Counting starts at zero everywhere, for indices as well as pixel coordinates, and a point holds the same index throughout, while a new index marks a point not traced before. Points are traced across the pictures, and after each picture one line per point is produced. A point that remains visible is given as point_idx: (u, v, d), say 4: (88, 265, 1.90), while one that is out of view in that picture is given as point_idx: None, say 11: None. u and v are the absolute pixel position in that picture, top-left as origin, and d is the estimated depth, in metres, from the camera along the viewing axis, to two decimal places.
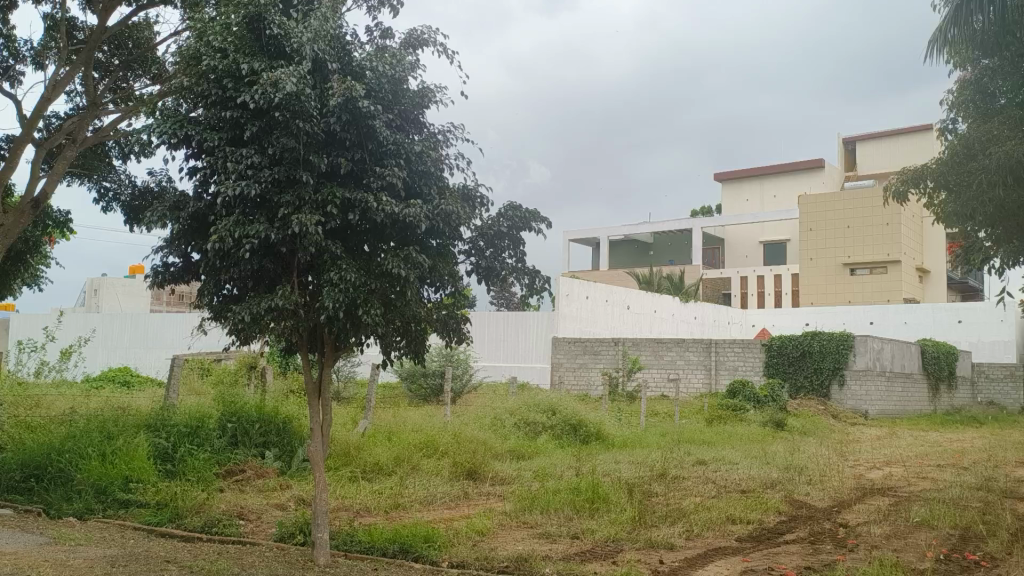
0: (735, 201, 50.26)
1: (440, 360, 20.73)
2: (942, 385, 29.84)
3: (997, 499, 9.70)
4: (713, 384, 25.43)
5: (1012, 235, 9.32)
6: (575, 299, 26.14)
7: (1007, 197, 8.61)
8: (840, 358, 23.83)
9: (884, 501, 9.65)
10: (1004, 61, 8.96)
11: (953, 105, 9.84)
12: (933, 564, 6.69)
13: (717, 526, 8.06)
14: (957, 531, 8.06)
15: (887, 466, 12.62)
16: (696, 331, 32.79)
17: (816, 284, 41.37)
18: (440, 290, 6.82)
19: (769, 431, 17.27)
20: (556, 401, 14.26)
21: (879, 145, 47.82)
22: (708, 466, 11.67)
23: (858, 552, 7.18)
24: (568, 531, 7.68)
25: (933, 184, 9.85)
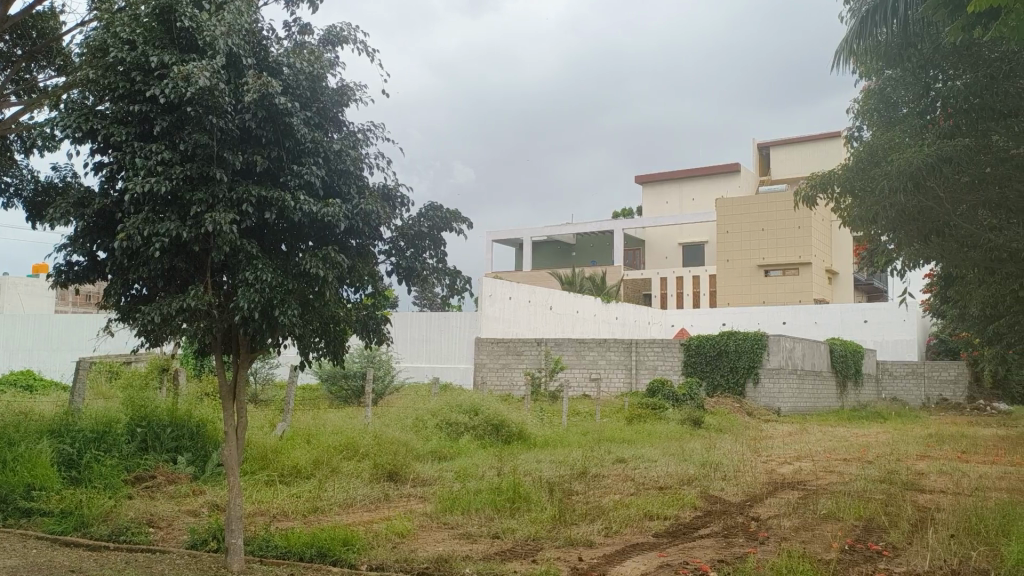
0: (655, 204, 51.23)
1: (361, 361, 20.51)
2: (850, 382, 30.98)
3: (899, 491, 10.15)
4: (633, 383, 25.82)
5: (913, 240, 9.70)
6: (498, 300, 26.21)
7: (907, 203, 8.91)
8: (754, 357, 24.55)
9: (793, 496, 9.98)
10: (906, 72, 9.37)
11: (861, 113, 10.35)
12: (838, 555, 6.97)
13: (635, 522, 8.19)
14: (861, 523, 8.40)
15: (797, 461, 13.05)
16: (617, 331, 33.27)
17: (732, 285, 42.46)
18: (360, 291, 6.78)
19: (687, 429, 17.66)
20: (477, 401, 14.27)
21: (792, 151, 49.38)
22: (627, 464, 11.85)
23: (768, 545, 7.41)
24: (488, 531, 7.71)
25: (840, 189, 10.26)
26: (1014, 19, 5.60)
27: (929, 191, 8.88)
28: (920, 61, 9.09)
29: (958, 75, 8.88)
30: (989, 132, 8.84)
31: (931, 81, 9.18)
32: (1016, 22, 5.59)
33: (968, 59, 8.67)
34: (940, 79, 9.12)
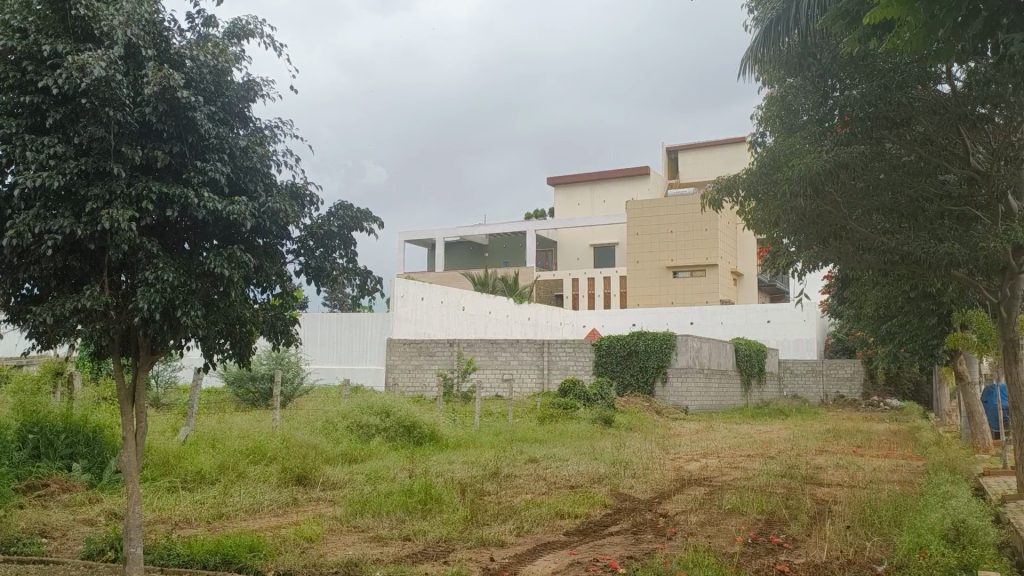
0: (568, 205, 51.81)
1: (269, 363, 20.03)
2: (754, 380, 31.98)
3: (799, 484, 10.55)
4: (545, 383, 26.00)
5: (811, 243, 10.22)
6: (410, 300, 26.01)
7: (807, 207, 9.40)
8: (663, 357, 25.26)
9: (699, 491, 10.23)
10: (806, 81, 9.67)
11: (764, 120, 10.63)
12: (741, 548, 7.19)
13: (546, 521, 8.26)
14: (763, 516, 8.68)
15: (703, 458, 13.41)
16: (530, 332, 33.45)
17: (642, 286, 43.29)
18: (268, 291, 6.63)
19: (597, 428, 17.92)
20: (389, 403, 14.13)
21: (699, 155, 50.68)
22: (539, 464, 11.90)
23: (675, 540, 7.58)
24: (399, 533, 7.63)
25: (744, 193, 10.55)
26: (906, 33, 5.81)
27: (827, 197, 9.34)
28: (819, 70, 9.41)
29: (854, 85, 9.20)
30: (883, 140, 9.27)
31: (829, 90, 9.52)
32: (909, 35, 5.81)
33: (863, 69, 8.99)
34: (837, 88, 9.43)
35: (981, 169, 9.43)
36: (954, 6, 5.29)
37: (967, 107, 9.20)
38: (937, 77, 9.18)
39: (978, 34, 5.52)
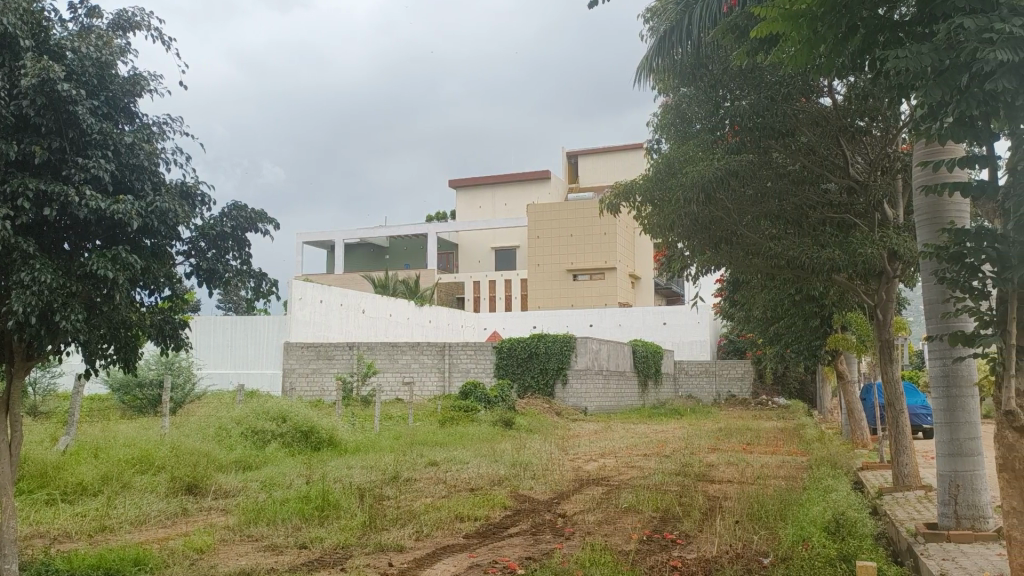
0: (469, 208, 51.95)
1: (158, 369, 19.25)
2: (650, 381, 32.73)
3: (692, 482, 10.87)
4: (446, 386, 25.94)
5: (704, 248, 10.49)
6: (309, 303, 25.44)
7: (699, 213, 9.61)
8: (563, 359, 25.76)
9: (597, 491, 10.42)
10: (699, 90, 9.95)
11: (659, 127, 10.86)
12: (637, 545, 7.36)
13: (445, 524, 8.23)
14: (659, 514, 8.89)
15: (601, 458, 13.65)
16: (431, 335, 33.31)
17: (543, 289, 43.78)
18: (155, 294, 6.42)
19: (498, 430, 18.03)
20: (286, 407, 13.83)
21: (598, 160, 51.62)
22: (438, 467, 11.89)
23: (573, 540, 7.69)
24: (294, 541, 7.47)
25: (640, 199, 10.73)
26: (791, 48, 6.06)
27: (718, 204, 9.64)
28: (711, 81, 9.68)
29: (742, 96, 9.58)
30: (770, 149, 9.69)
31: (720, 100, 9.76)
32: (793, 51, 6.10)
33: (752, 81, 9.33)
34: (728, 99, 9.75)
35: (860, 178, 10.09)
36: (834, 22, 5.56)
37: (846, 120, 9.81)
38: (820, 90, 9.74)
39: (858, 51, 5.71)
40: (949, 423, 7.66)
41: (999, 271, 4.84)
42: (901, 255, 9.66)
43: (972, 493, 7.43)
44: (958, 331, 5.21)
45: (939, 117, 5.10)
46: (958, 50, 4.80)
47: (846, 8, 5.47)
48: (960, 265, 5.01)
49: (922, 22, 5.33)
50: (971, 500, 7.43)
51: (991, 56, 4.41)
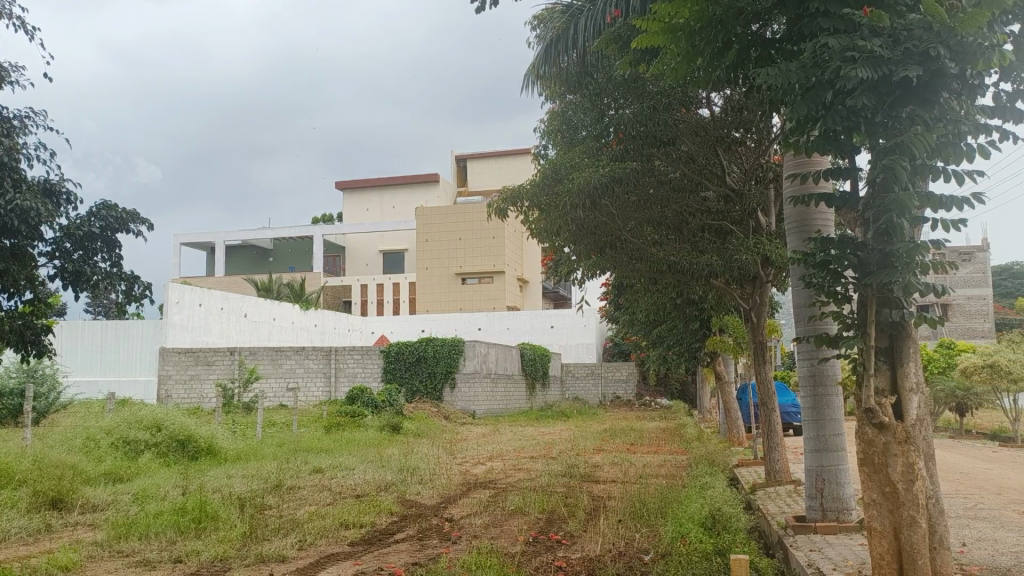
0: (356, 210, 51.38)
1: (19, 376, 18.11)
2: (538, 384, 33.05)
3: (577, 483, 11.06)
4: (332, 391, 25.50)
5: (589, 252, 10.71)
6: (187, 307, 24.48)
7: (585, 218, 9.80)
8: (451, 362, 25.82)
9: (484, 494, 10.46)
10: (584, 98, 10.10)
11: (546, 133, 11.00)
12: (522, 547, 7.42)
13: (330, 533, 8.07)
14: (544, 515, 9.01)
15: (489, 461, 13.70)
16: (316, 339, 32.64)
17: (432, 292, 43.65)
18: (16, 298, 6.20)
19: (385, 435, 17.85)
20: (161, 415, 13.26)
21: (486, 164, 51.91)
22: (324, 474, 11.67)
23: (460, 544, 7.70)
24: (170, 555, 7.17)
25: (528, 204, 10.81)
26: (670, 61, 6.25)
27: (603, 210, 9.84)
28: (595, 89, 9.86)
29: (625, 106, 9.80)
30: (652, 158, 9.96)
31: (604, 108, 9.99)
32: (673, 64, 6.25)
33: (634, 91, 9.61)
34: (612, 108, 9.95)
35: (736, 187, 10.52)
36: (711, 37, 5.79)
37: (723, 130, 10.17)
38: (699, 102, 10.08)
39: (732, 66, 5.96)
40: (815, 420, 8.07)
41: (860, 276, 5.15)
42: (773, 260, 10.19)
43: (836, 486, 7.86)
44: (823, 334, 5.50)
45: (807, 130, 5.38)
46: (824, 68, 5.02)
47: (720, 23, 5.71)
48: (825, 271, 5.30)
49: (790, 41, 5.56)
50: (834, 493, 7.85)
51: (853, 74, 4.67)
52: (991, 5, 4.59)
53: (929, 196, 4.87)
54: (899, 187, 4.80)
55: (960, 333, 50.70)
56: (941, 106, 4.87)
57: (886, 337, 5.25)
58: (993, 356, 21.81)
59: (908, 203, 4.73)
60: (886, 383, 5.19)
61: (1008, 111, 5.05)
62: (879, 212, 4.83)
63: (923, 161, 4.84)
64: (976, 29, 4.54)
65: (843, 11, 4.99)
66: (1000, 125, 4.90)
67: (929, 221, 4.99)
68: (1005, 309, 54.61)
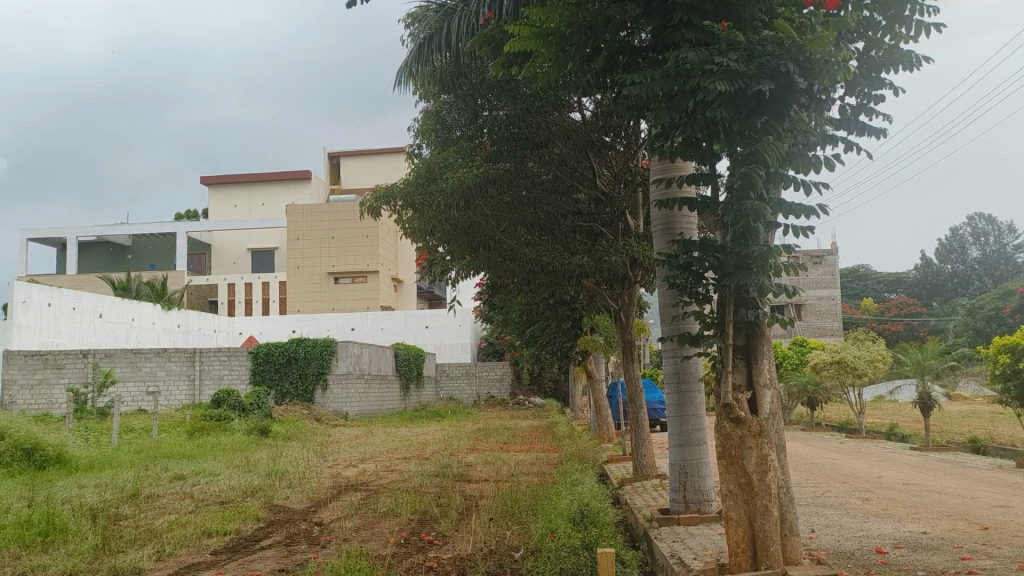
0: (223, 206, 49.64)
1: None
2: (412, 384, 32.84)
3: (450, 483, 11.06)
4: (196, 395, 24.47)
5: (463, 252, 10.67)
6: (34, 307, 22.82)
7: (459, 218, 9.73)
8: (324, 363, 25.47)
9: (355, 497, 10.29)
10: (458, 98, 10.07)
11: (420, 133, 10.93)
12: (393, 549, 7.35)
13: (191, 542, 7.75)
14: (416, 516, 8.97)
15: (361, 463, 13.52)
16: (179, 341, 31.25)
17: (303, 292, 42.68)
18: None
19: (251, 439, 17.32)
20: (4, 423, 12.37)
21: (360, 162, 51.23)
22: (186, 481, 11.20)
23: (329, 548, 7.54)
24: (13, 571, 6.69)
25: (400, 203, 10.65)
26: (542, 64, 6.38)
27: (477, 210, 9.81)
28: (469, 90, 9.82)
29: (499, 106, 9.85)
30: (525, 159, 10.10)
31: (478, 109, 10.00)
32: (544, 67, 6.36)
33: (508, 93, 9.68)
34: (486, 109, 9.97)
35: (606, 191, 10.82)
36: (580, 43, 5.94)
37: (593, 134, 10.43)
38: (571, 106, 10.28)
39: (601, 71, 6.10)
40: (679, 416, 8.36)
41: (719, 278, 5.39)
42: (641, 261, 10.55)
43: (697, 479, 8.22)
44: (686, 334, 5.73)
45: (671, 137, 5.58)
46: (685, 78, 5.19)
47: (589, 29, 5.87)
48: (687, 273, 5.53)
49: (654, 50, 5.75)
50: (697, 486, 8.21)
51: (711, 86, 4.88)
52: (836, 26, 4.89)
53: (781, 203, 5.15)
54: (754, 194, 5.04)
55: (811, 332, 53.89)
56: (792, 119, 5.16)
57: (743, 335, 5.51)
58: (839, 353, 23.31)
59: (762, 210, 4.97)
60: (742, 379, 5.44)
61: (852, 123, 5.40)
62: (737, 217, 5.07)
63: (775, 169, 5.12)
64: (823, 47, 4.81)
65: (704, 24, 5.19)
66: (844, 137, 5.24)
67: (781, 226, 5.27)
68: (851, 309, 58.44)
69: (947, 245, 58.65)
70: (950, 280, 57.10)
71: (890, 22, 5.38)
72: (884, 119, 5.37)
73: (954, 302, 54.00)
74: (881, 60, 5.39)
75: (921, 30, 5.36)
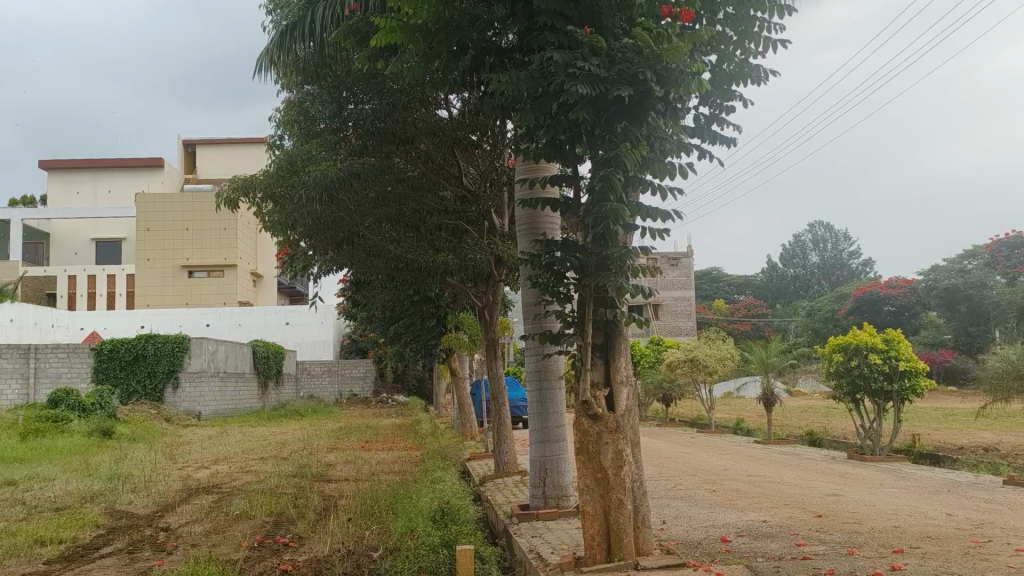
0: (64, 193, 46.63)
1: None
2: (270, 382, 31.83)
3: (308, 483, 10.81)
4: (30, 395, 22.81)
5: (326, 246, 10.43)
6: None
7: (322, 212, 9.49)
8: (174, 362, 24.18)
9: (206, 500, 9.89)
10: (322, 89, 9.83)
11: (282, 123, 10.63)
12: (245, 552, 7.09)
13: (20, 551, 7.21)
14: (271, 518, 8.69)
15: (214, 464, 13.00)
16: (13, 337, 28.97)
17: (152, 285, 40.76)
18: None
19: (93, 441, 16.33)
20: None
21: (217, 151, 49.24)
22: (17, 487, 10.41)
23: (175, 554, 7.20)
24: None
25: (260, 195, 10.30)
26: (407, 60, 6.32)
27: (341, 205, 9.63)
28: (334, 81, 9.60)
29: (364, 100, 9.71)
30: (391, 155, 10.01)
31: (343, 102, 9.80)
32: (409, 63, 6.30)
33: (374, 87, 9.55)
34: (351, 102, 9.80)
35: (471, 189, 10.88)
36: (446, 40, 5.95)
37: (460, 132, 10.43)
38: (438, 103, 10.24)
39: (468, 69, 6.13)
40: (540, 413, 8.48)
41: (580, 278, 5.52)
42: (505, 260, 10.70)
43: (556, 475, 8.39)
44: (547, 332, 5.83)
45: (535, 138, 5.65)
46: (550, 81, 5.28)
47: (456, 27, 5.89)
48: (549, 272, 5.62)
49: (520, 51, 5.82)
50: (555, 481, 8.38)
51: (574, 89, 4.96)
52: (691, 38, 5.10)
53: (639, 207, 5.32)
54: (614, 197, 5.18)
55: (667, 331, 56.06)
56: (649, 125, 5.34)
57: (602, 334, 5.65)
58: (692, 352, 24.33)
59: (622, 212, 5.12)
60: (600, 377, 5.58)
61: (705, 132, 5.65)
62: (597, 218, 5.19)
63: (634, 173, 5.29)
64: (678, 57, 5.02)
65: (567, 28, 5.28)
66: (698, 145, 5.47)
67: (639, 229, 5.45)
68: (704, 309, 61.16)
69: (790, 250, 62.45)
70: (792, 284, 60.86)
71: (741, 38, 5.66)
72: (734, 129, 5.66)
73: (795, 304, 57.56)
74: (731, 73, 5.67)
75: (769, 46, 5.67)
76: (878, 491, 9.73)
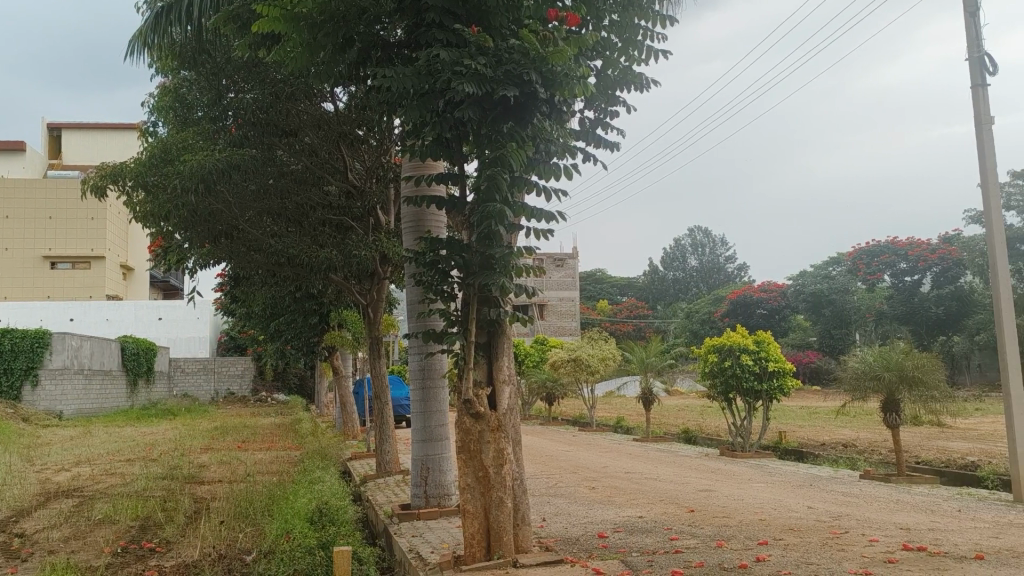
0: None
1: None
2: (141, 380, 30.37)
3: (178, 485, 10.37)
4: None
5: (202, 239, 10.01)
6: None
7: (197, 204, 9.10)
8: (33, 359, 22.85)
9: (66, 504, 9.33)
10: (200, 75, 9.44)
11: (157, 110, 10.16)
12: (108, 559, 6.74)
13: None
14: (136, 523, 8.29)
15: (76, 466, 12.30)
16: None
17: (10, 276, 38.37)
18: None
19: None
20: None
21: (84, 136, 46.65)
22: None
23: (30, 562, 6.76)
24: None
25: (130, 183, 9.78)
26: (288, 49, 6.12)
27: (219, 196, 9.26)
28: (213, 68, 9.24)
29: (245, 89, 9.39)
30: (273, 147, 9.73)
31: (222, 89, 9.45)
32: (290, 52, 6.11)
33: (255, 77, 9.27)
34: (231, 90, 9.46)
35: (356, 184, 10.70)
36: (331, 32, 5.81)
37: (346, 126, 10.24)
38: (324, 95, 10.03)
39: (354, 62, 6.01)
40: (423, 412, 8.41)
41: (464, 277, 5.51)
42: (390, 257, 10.58)
43: (439, 474, 8.36)
44: (429, 330, 5.77)
45: (420, 135, 5.58)
46: (436, 78, 5.24)
47: (342, 20, 5.77)
48: (433, 271, 5.57)
49: (407, 47, 5.77)
50: (437, 480, 8.35)
51: (460, 88, 4.95)
52: (577, 43, 5.19)
53: (524, 207, 5.35)
54: (499, 196, 5.19)
55: (551, 331, 56.68)
56: (534, 127, 5.39)
57: (485, 333, 5.64)
58: (576, 351, 24.71)
59: (506, 211, 5.12)
60: (482, 375, 5.57)
61: (589, 135, 5.75)
62: (482, 217, 5.18)
63: (520, 174, 5.31)
64: (563, 60, 5.06)
65: (455, 26, 5.25)
66: (582, 148, 5.56)
67: (523, 229, 5.49)
68: (589, 310, 62.26)
69: (671, 253, 64.32)
70: (672, 288, 62.74)
71: (625, 45, 5.78)
72: (617, 133, 5.78)
73: (675, 306, 59.33)
74: (615, 79, 5.77)
75: (651, 54, 5.82)
76: (746, 486, 10.17)
